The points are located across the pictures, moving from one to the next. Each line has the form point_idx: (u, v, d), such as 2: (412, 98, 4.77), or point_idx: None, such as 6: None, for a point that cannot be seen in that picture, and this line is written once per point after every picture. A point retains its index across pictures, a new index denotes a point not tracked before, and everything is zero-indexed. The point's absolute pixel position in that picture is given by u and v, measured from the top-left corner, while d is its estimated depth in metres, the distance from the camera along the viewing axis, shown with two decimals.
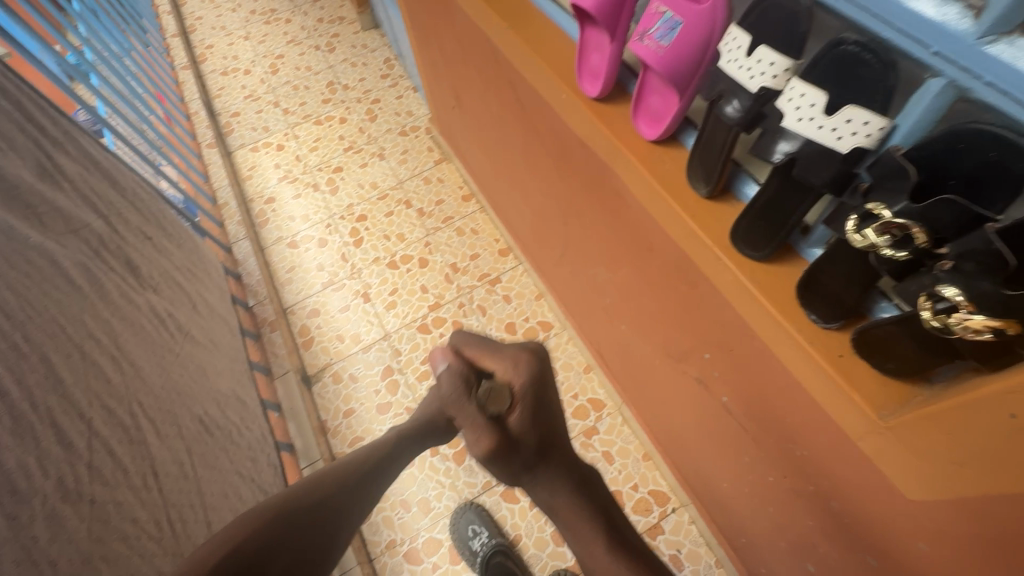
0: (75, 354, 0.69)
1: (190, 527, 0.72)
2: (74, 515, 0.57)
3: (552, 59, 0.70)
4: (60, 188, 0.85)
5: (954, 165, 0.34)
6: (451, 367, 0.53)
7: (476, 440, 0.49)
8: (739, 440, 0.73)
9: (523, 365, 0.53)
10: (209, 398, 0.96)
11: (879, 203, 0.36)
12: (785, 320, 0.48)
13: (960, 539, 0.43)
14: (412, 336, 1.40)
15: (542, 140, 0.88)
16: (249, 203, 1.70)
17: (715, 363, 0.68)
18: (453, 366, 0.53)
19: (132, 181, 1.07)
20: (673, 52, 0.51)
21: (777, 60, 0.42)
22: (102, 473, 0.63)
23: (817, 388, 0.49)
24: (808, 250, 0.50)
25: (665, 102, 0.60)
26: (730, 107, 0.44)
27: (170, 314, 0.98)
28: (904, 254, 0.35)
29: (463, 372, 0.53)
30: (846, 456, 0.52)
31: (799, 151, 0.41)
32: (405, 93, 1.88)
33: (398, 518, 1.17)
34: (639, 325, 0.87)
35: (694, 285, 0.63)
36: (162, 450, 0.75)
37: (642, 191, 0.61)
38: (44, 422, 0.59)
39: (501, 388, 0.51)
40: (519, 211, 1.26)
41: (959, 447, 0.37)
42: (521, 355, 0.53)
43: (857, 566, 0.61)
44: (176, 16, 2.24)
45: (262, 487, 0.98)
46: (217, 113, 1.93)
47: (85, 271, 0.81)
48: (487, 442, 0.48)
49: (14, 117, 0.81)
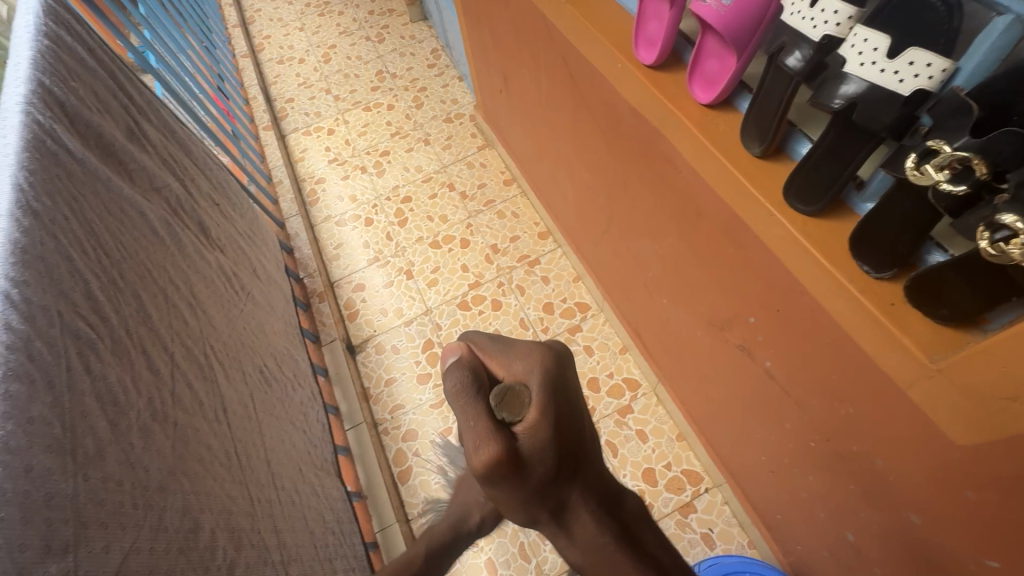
0: (159, 295, 0.76)
1: (252, 462, 0.77)
2: (161, 432, 0.62)
3: (608, 30, 0.73)
4: (145, 151, 0.93)
5: (1019, 101, 0.35)
6: (461, 362, 0.45)
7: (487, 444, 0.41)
8: (780, 407, 0.74)
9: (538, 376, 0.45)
10: (268, 354, 1.03)
11: (939, 140, 0.37)
12: (836, 270, 0.50)
13: (1008, 482, 0.44)
14: (452, 312, 1.44)
15: (592, 115, 0.90)
16: (300, 182, 1.78)
17: (760, 327, 0.69)
18: (464, 362, 0.45)
19: (203, 152, 1.16)
20: (734, 11, 0.53)
21: (840, 8, 0.44)
22: (182, 400, 0.69)
23: (864, 337, 0.50)
24: (861, 205, 0.51)
25: (721, 65, 0.60)
26: (792, 58, 0.46)
27: (235, 274, 1.05)
28: (963, 187, 0.37)
29: (474, 368, 0.45)
30: (891, 407, 0.53)
31: (861, 95, 0.42)
32: (451, 81, 1.93)
33: (434, 482, 1.23)
34: (681, 296, 0.88)
35: (742, 245, 0.65)
36: (230, 391, 0.81)
37: (694, 152, 0.63)
38: (136, 348, 0.65)
39: (521, 387, 0.44)
40: (563, 191, 1.28)
41: (1012, 378, 0.38)
42: (537, 358, 0.46)
43: (898, 528, 0.62)
44: (237, 8, 2.36)
45: (312, 441, 1.04)
46: (274, 98, 2.04)
47: (167, 226, 0.87)
48: (492, 451, 0.41)
49: (107, 85, 0.89)
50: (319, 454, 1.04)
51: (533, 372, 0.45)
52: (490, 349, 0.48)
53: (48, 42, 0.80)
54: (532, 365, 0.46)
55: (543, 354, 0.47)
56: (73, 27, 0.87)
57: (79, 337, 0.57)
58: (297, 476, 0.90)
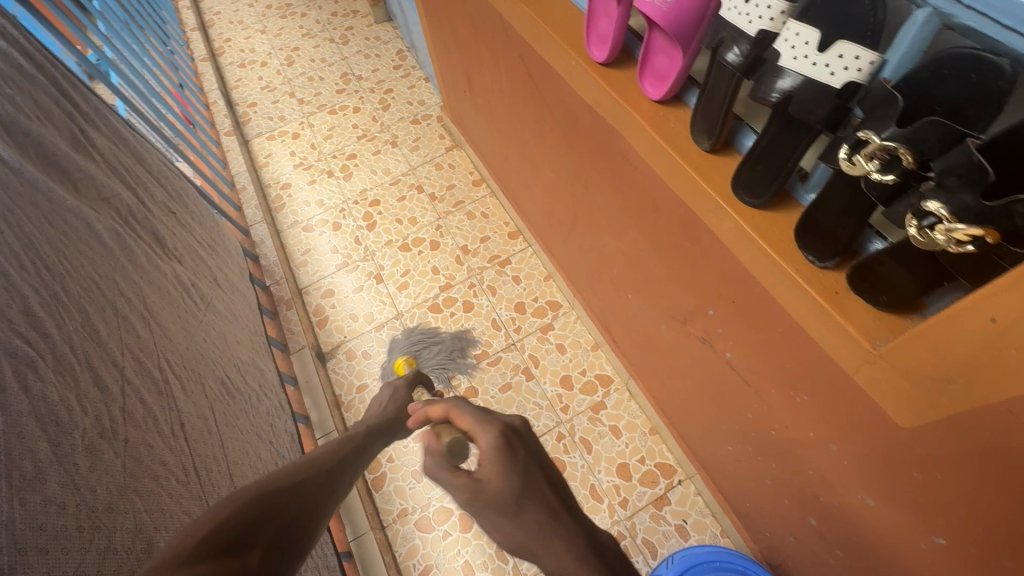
0: (108, 308, 0.73)
1: (213, 476, 0.75)
2: (110, 450, 0.59)
3: (561, 29, 0.73)
4: (92, 159, 0.89)
5: (940, 91, 0.36)
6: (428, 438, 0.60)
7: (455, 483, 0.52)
8: (741, 398, 0.75)
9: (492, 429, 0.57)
10: (230, 364, 1.00)
11: (869, 131, 0.38)
12: (784, 262, 0.50)
13: (950, 461, 0.45)
14: (423, 315, 1.43)
15: (551, 113, 0.90)
16: (265, 188, 1.74)
17: (718, 320, 0.70)
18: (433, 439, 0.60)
19: (157, 159, 1.12)
20: (676, 8, 0.54)
21: (773, 4, 0.45)
22: (134, 416, 0.66)
23: (813, 326, 0.51)
24: (804, 195, 0.52)
25: (670, 61, 0.61)
26: (731, 53, 0.47)
27: (193, 284, 1.02)
28: (891, 176, 0.38)
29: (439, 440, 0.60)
30: (841, 393, 0.54)
31: (796, 89, 0.43)
32: (417, 82, 1.91)
33: (409, 488, 1.20)
34: (646, 291, 0.89)
35: (698, 239, 0.66)
36: (188, 404, 0.79)
37: (647, 148, 0.64)
38: (81, 364, 0.62)
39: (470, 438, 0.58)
40: (529, 190, 1.28)
41: (947, 360, 0.39)
42: (491, 421, 0.58)
43: (855, 511, 0.63)
44: (195, 11, 2.30)
45: (281, 451, 1.02)
46: (235, 103, 1.99)
47: (116, 237, 0.84)
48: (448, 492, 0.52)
49: (49, 92, 0.86)
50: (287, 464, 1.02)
51: (485, 433, 0.56)
52: (462, 412, 0.62)
53: None
54: (485, 430, 0.57)
55: (498, 424, 0.58)
56: (10, 33, 0.84)
57: (15, 356, 0.55)
58: None
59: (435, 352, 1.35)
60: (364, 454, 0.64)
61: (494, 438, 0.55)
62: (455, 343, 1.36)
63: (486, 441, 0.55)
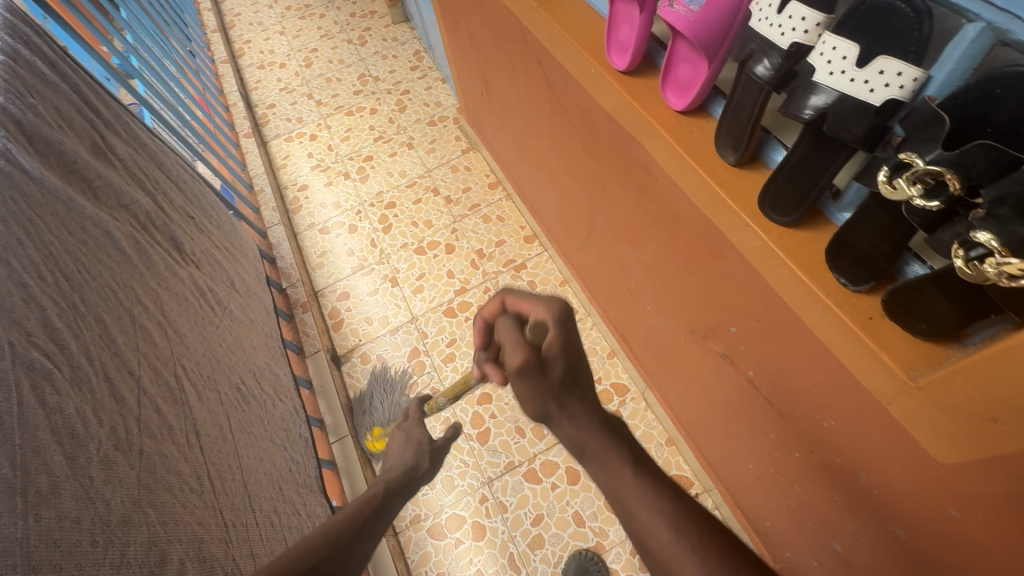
0: (126, 317, 0.74)
1: (227, 485, 0.75)
2: (125, 462, 0.59)
3: (580, 35, 0.71)
4: (112, 166, 0.90)
5: (993, 110, 0.33)
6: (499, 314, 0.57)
7: (514, 353, 0.50)
8: (764, 418, 0.73)
9: (555, 305, 0.53)
10: (246, 370, 1.01)
11: (911, 152, 0.36)
12: (814, 284, 0.48)
13: (993, 502, 0.43)
14: (438, 319, 1.43)
15: (569, 120, 0.88)
16: (283, 190, 1.75)
17: (741, 337, 0.68)
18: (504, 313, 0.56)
19: (176, 164, 1.13)
20: (702, 17, 0.52)
21: (807, 15, 0.42)
22: (150, 427, 0.66)
23: (844, 353, 0.48)
24: (838, 214, 0.49)
25: (694, 70, 0.59)
26: (761, 66, 0.45)
27: (211, 290, 1.03)
28: (936, 203, 0.35)
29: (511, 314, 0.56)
30: (873, 421, 0.51)
31: (831, 106, 0.40)
32: (434, 84, 1.90)
33: (423, 494, 1.20)
34: (665, 303, 0.87)
35: (721, 255, 0.63)
36: (203, 412, 0.79)
37: (668, 160, 0.61)
38: (98, 374, 0.62)
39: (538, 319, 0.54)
40: (545, 194, 1.27)
41: (996, 398, 0.37)
42: (555, 298, 0.54)
43: (885, 541, 0.60)
44: (216, 13, 2.32)
45: (295, 457, 1.02)
46: (254, 104, 2.00)
47: (135, 244, 0.85)
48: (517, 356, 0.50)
49: (71, 100, 0.87)
50: (301, 470, 1.02)
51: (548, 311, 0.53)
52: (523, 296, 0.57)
53: (4, 58, 0.78)
54: (548, 301, 0.54)
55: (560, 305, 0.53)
56: (33, 41, 0.84)
57: (33, 369, 0.55)
58: (277, 494, 0.88)
59: (380, 406, 1.27)
60: (384, 517, 0.60)
61: (557, 311, 0.53)
62: (381, 387, 1.32)
63: (551, 314, 0.52)
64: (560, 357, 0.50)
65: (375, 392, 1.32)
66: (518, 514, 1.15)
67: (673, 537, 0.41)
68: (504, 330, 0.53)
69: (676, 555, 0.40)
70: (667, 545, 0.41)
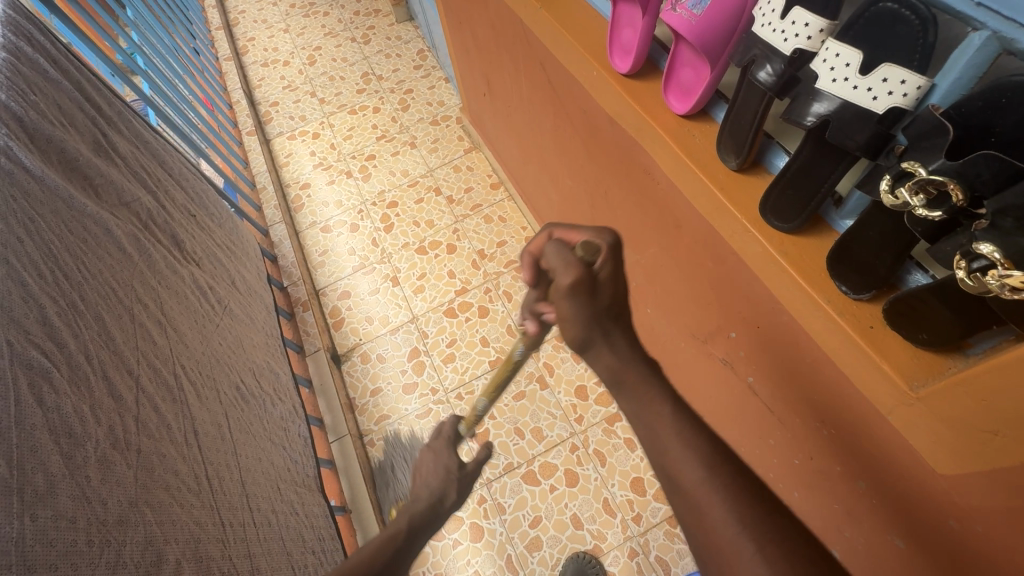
0: (125, 315, 0.74)
1: (224, 484, 0.75)
2: (122, 461, 0.59)
3: (582, 37, 0.71)
4: (114, 164, 0.90)
5: (998, 121, 0.32)
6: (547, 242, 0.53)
7: (563, 271, 0.47)
8: (764, 423, 0.72)
9: (608, 236, 0.50)
10: (246, 369, 1.01)
11: (914, 162, 0.35)
12: (815, 292, 0.47)
13: (993, 515, 0.42)
14: (438, 319, 1.42)
15: (571, 121, 0.88)
16: (285, 188, 1.75)
17: (741, 342, 0.68)
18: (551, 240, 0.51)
19: (178, 161, 1.13)
20: (705, 21, 0.52)
21: (811, 21, 0.42)
22: (148, 426, 0.66)
23: (844, 361, 0.48)
24: (839, 221, 0.49)
25: (696, 75, 0.59)
26: (763, 72, 0.44)
27: (211, 288, 1.03)
28: (939, 213, 0.35)
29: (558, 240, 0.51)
30: (873, 429, 0.51)
31: (834, 113, 0.40)
32: (437, 83, 1.90)
33: None
34: (665, 306, 0.86)
35: (721, 260, 0.63)
36: (202, 411, 0.79)
37: (669, 164, 0.61)
38: (97, 373, 0.62)
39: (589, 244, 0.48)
40: (547, 195, 1.26)
41: (999, 410, 0.36)
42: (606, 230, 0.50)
43: (884, 550, 0.60)
44: (221, 10, 2.32)
45: (294, 456, 1.02)
46: (258, 102, 2.00)
47: (136, 243, 0.85)
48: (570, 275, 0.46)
49: (73, 97, 0.87)
50: (300, 470, 1.02)
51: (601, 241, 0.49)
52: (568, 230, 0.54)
53: (7, 55, 0.78)
54: (600, 231, 0.50)
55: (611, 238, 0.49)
56: (37, 39, 0.85)
57: (31, 367, 0.55)
58: (275, 494, 0.88)
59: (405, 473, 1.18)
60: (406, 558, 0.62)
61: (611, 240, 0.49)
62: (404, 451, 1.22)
63: (605, 242, 0.49)
64: (610, 285, 0.48)
65: (398, 455, 1.22)
66: (517, 516, 1.15)
67: (707, 475, 0.42)
68: (552, 252, 0.48)
69: (702, 492, 0.42)
70: (698, 482, 0.42)
